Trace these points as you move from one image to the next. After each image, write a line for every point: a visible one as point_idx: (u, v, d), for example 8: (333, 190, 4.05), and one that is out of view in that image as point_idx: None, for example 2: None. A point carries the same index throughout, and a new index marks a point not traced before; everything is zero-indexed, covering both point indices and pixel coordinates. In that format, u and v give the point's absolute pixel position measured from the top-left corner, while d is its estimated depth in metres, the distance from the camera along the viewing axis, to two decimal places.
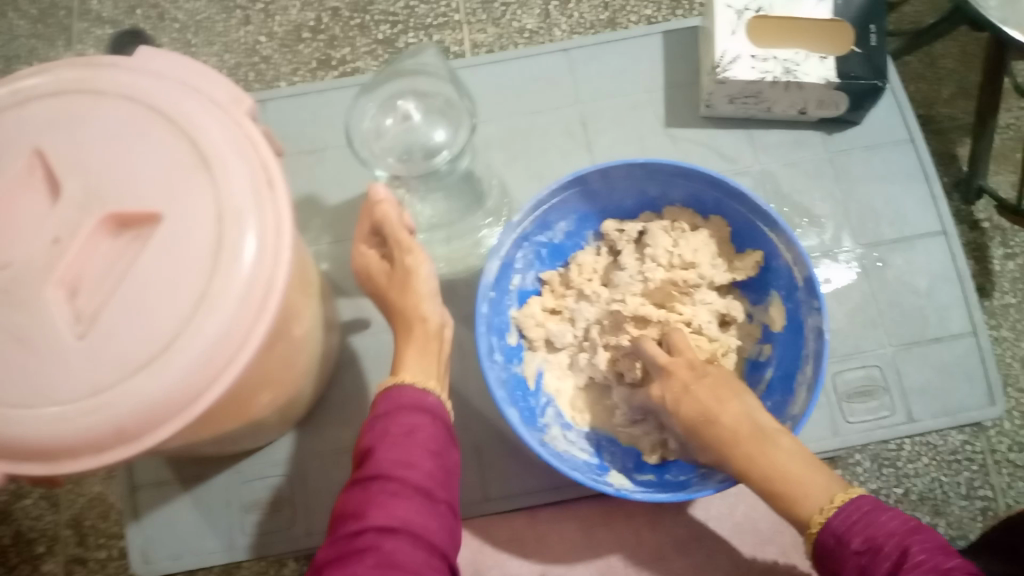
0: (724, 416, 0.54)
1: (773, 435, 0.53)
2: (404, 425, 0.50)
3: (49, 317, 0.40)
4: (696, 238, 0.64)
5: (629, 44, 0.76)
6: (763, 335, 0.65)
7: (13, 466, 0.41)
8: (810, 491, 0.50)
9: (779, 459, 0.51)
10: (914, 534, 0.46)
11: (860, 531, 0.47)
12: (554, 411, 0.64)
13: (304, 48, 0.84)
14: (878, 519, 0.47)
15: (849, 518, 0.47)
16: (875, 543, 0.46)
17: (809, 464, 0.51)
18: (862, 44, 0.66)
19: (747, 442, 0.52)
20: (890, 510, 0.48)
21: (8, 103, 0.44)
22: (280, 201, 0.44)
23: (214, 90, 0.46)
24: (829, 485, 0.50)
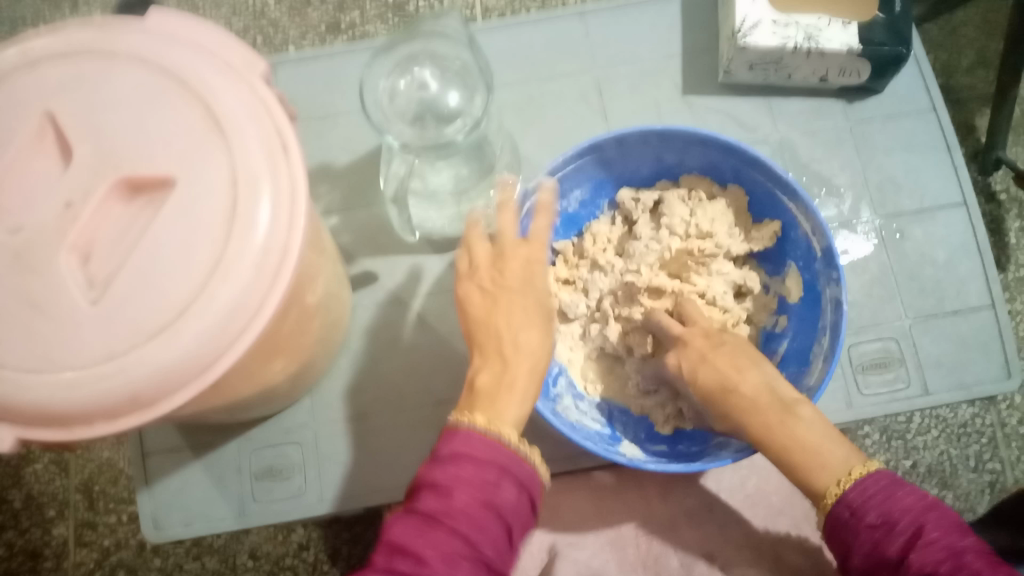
0: (744, 386, 0.53)
1: (792, 407, 0.52)
2: (475, 480, 0.44)
3: (62, 282, 0.40)
4: (714, 208, 0.63)
5: (645, 8, 0.74)
6: (779, 306, 0.64)
7: (26, 431, 0.41)
8: (827, 464, 0.50)
9: (798, 431, 0.51)
10: (930, 513, 0.45)
11: (876, 505, 0.46)
12: (565, 380, 0.63)
13: (312, 11, 0.82)
14: (897, 495, 0.46)
15: (866, 492, 0.47)
16: (891, 519, 0.45)
17: (827, 436, 0.51)
18: (886, 9, 0.64)
19: (765, 412, 0.52)
20: (909, 487, 0.47)
21: (17, 66, 0.44)
22: (295, 167, 0.43)
23: (226, 52, 0.45)
24: (845, 457, 0.50)
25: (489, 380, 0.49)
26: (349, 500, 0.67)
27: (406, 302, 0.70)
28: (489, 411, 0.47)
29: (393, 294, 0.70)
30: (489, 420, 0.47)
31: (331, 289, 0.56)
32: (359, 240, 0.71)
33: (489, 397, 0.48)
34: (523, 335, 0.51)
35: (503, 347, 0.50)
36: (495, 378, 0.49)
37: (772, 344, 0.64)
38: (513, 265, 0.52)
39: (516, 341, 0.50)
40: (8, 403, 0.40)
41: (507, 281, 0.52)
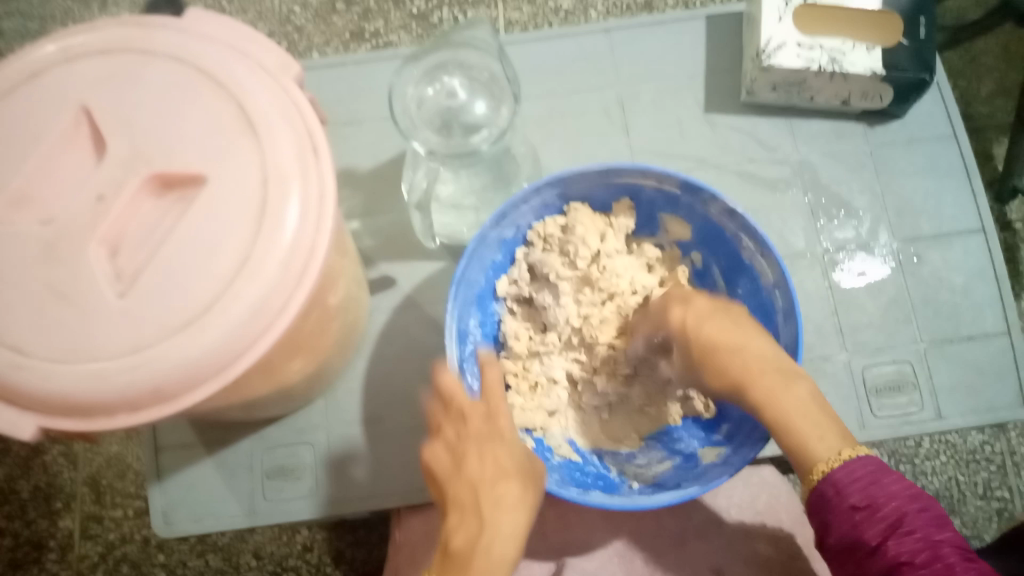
0: (747, 348, 0.49)
1: (794, 374, 0.49)
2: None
3: (92, 274, 0.40)
4: (585, 224, 0.62)
5: (669, 27, 0.75)
6: (684, 249, 0.66)
7: (47, 419, 0.41)
8: (819, 442, 0.46)
9: (793, 401, 0.48)
10: (912, 501, 0.44)
11: (859, 488, 0.44)
12: (609, 458, 0.62)
13: (338, 19, 0.83)
14: (880, 479, 0.44)
15: (854, 474, 0.45)
16: (874, 502, 0.44)
17: (823, 411, 0.48)
18: (911, 36, 0.65)
19: (764, 375, 0.48)
20: (894, 472, 0.45)
21: (55, 59, 0.45)
22: (324, 169, 0.44)
23: (262, 54, 0.46)
24: (839, 437, 0.47)
25: (463, 541, 0.46)
26: (358, 502, 0.67)
27: (422, 308, 0.70)
28: (466, 568, 0.45)
29: (410, 299, 0.70)
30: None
31: (352, 291, 0.57)
32: (378, 245, 0.71)
33: (464, 558, 0.45)
34: (498, 489, 0.49)
35: (479, 506, 0.48)
36: (471, 538, 0.47)
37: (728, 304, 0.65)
38: (469, 420, 0.53)
39: (490, 497, 0.49)
40: (31, 391, 0.40)
41: (471, 437, 0.51)
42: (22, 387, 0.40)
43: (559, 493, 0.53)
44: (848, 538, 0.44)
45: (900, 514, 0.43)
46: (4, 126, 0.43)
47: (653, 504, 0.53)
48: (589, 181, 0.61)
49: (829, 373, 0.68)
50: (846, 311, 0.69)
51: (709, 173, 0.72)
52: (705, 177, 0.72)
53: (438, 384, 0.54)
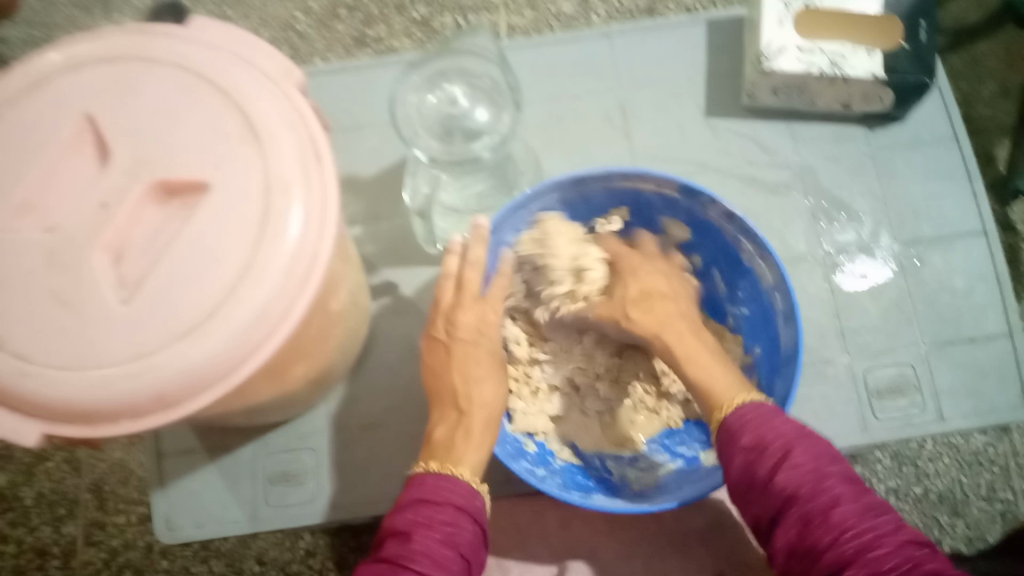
0: (669, 320, 0.56)
1: (706, 345, 0.55)
2: (438, 519, 0.46)
3: (96, 281, 0.41)
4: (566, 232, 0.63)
5: (670, 31, 0.75)
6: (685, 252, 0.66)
7: (52, 426, 0.41)
8: (721, 386, 0.51)
9: (704, 360, 0.53)
10: (801, 439, 0.44)
11: (754, 433, 0.46)
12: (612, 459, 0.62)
13: (340, 25, 0.83)
14: (768, 420, 0.46)
15: (743, 418, 0.47)
16: (763, 442, 0.45)
17: (728, 367, 0.53)
18: (910, 39, 0.65)
19: (681, 339, 0.55)
20: (784, 416, 0.46)
21: (60, 68, 0.45)
22: (327, 176, 0.44)
23: (265, 62, 0.46)
24: (743, 384, 0.51)
25: (447, 433, 0.53)
26: (361, 507, 0.67)
27: (424, 312, 0.70)
28: (446, 458, 0.51)
29: (412, 304, 0.70)
30: (445, 463, 0.50)
31: (354, 295, 0.57)
32: (380, 250, 0.71)
33: (446, 448, 0.52)
34: (479, 387, 0.55)
35: (459, 399, 0.54)
36: (450, 429, 0.53)
37: (728, 306, 0.65)
38: (467, 318, 0.57)
39: (473, 392, 0.55)
40: (35, 398, 0.40)
41: (463, 334, 0.57)
42: (26, 394, 0.40)
43: (561, 497, 0.53)
44: (746, 479, 0.45)
45: (787, 450, 0.44)
46: (10, 135, 0.43)
47: (655, 507, 0.53)
48: (590, 187, 0.61)
49: (830, 375, 0.68)
50: (847, 314, 0.69)
51: (710, 177, 0.72)
52: (706, 181, 0.72)
53: (449, 267, 0.58)
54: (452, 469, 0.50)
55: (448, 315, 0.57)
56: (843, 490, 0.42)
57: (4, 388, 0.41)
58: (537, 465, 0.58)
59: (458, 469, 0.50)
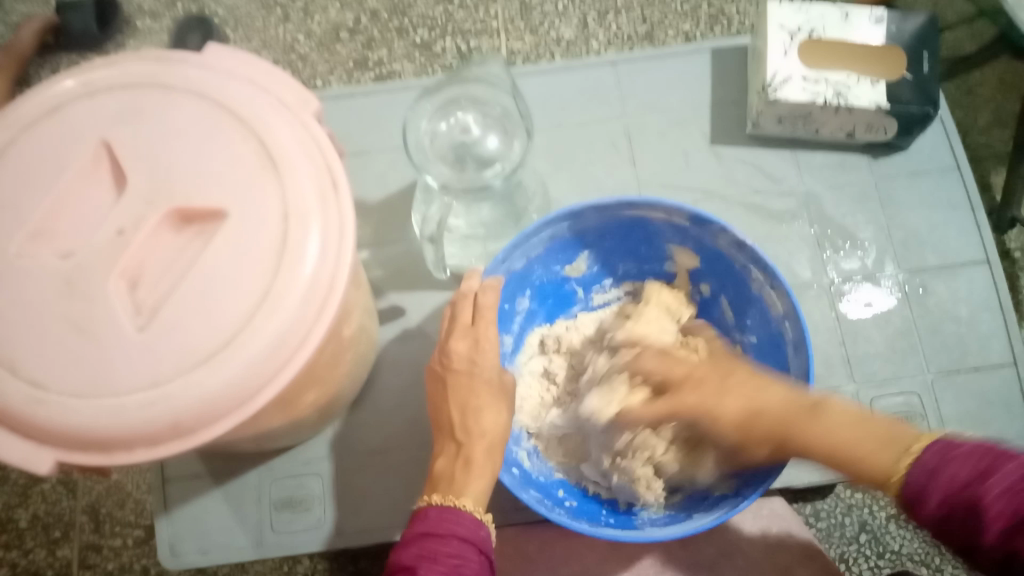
0: (757, 402, 0.49)
1: (812, 402, 0.48)
2: (443, 552, 0.46)
3: (112, 308, 0.40)
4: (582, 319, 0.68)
5: (674, 60, 0.76)
6: (693, 279, 0.67)
7: (64, 455, 0.41)
8: (874, 458, 0.43)
9: (836, 434, 0.45)
10: (931, 477, 0.40)
11: (909, 494, 0.41)
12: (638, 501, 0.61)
13: (341, 47, 0.84)
14: (904, 470, 0.42)
15: (925, 474, 0.41)
16: (937, 502, 0.40)
17: (824, 409, 0.46)
18: (914, 70, 0.66)
19: (790, 419, 0.47)
20: (914, 456, 0.42)
21: (76, 94, 0.45)
22: (344, 205, 0.44)
23: (282, 90, 0.46)
24: (896, 436, 0.43)
25: (447, 465, 0.53)
26: (367, 533, 0.67)
27: (430, 338, 0.70)
28: (447, 491, 0.51)
29: (418, 330, 0.70)
30: (446, 495, 0.50)
31: (365, 321, 0.57)
32: (388, 275, 0.71)
33: (447, 480, 0.52)
34: (478, 415, 0.54)
35: (455, 431, 0.54)
36: (452, 460, 0.53)
37: (735, 335, 0.65)
38: (460, 352, 0.56)
39: (471, 422, 0.54)
40: (48, 427, 0.40)
41: (458, 364, 0.56)
42: (40, 422, 0.40)
43: (571, 527, 0.53)
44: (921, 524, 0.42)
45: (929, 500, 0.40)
46: (24, 161, 0.43)
47: (661, 535, 0.53)
48: (602, 214, 0.62)
49: None
50: (853, 341, 0.69)
51: (716, 205, 0.73)
52: (712, 208, 0.73)
53: (453, 304, 0.57)
54: (454, 501, 0.49)
55: (442, 346, 0.57)
56: (998, 509, 0.38)
57: (17, 416, 0.40)
58: (545, 496, 0.58)
59: (460, 500, 0.49)
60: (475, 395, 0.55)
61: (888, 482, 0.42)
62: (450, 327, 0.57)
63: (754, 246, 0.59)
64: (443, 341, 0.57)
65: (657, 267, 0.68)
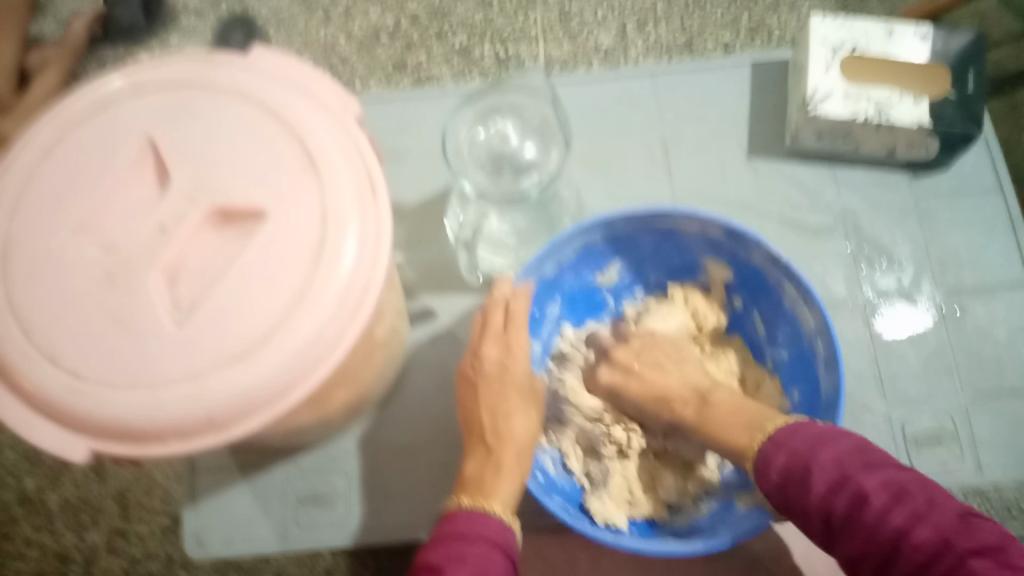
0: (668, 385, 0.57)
1: (705, 394, 0.55)
2: (471, 553, 0.46)
3: (151, 303, 0.41)
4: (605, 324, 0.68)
5: (714, 71, 0.76)
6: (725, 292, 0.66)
7: (100, 445, 0.42)
8: (736, 436, 0.49)
9: (719, 420, 0.51)
10: (817, 448, 0.43)
11: (777, 459, 0.45)
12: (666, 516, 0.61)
13: (381, 51, 0.84)
14: (784, 441, 0.45)
15: (785, 452, 0.45)
16: (789, 474, 0.44)
17: (733, 401, 0.53)
18: (958, 90, 0.66)
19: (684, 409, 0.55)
20: (805, 432, 0.45)
21: (125, 92, 0.46)
22: (382, 209, 0.45)
23: (324, 93, 0.47)
24: (758, 422, 0.49)
25: (477, 468, 0.53)
26: (390, 532, 0.67)
27: (459, 341, 0.70)
28: (477, 492, 0.51)
29: (447, 333, 0.71)
30: (475, 499, 0.50)
31: (397, 324, 0.57)
32: (419, 277, 0.72)
33: (476, 483, 0.52)
34: (508, 421, 0.55)
35: (486, 434, 0.54)
36: (482, 464, 0.53)
37: (767, 350, 0.65)
38: (491, 357, 0.56)
39: (501, 425, 0.54)
40: (86, 417, 0.41)
41: (489, 368, 0.56)
42: (78, 413, 0.41)
43: (595, 537, 0.53)
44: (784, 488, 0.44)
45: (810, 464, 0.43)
46: (73, 155, 0.44)
47: (690, 550, 0.53)
48: (637, 223, 0.62)
49: (868, 424, 0.67)
50: (886, 361, 0.69)
51: (751, 218, 0.72)
52: (747, 222, 0.72)
53: (485, 310, 0.58)
54: (483, 505, 0.49)
55: (474, 350, 0.57)
56: (867, 480, 0.41)
57: (56, 405, 0.41)
58: (568, 502, 0.59)
59: (489, 504, 0.50)
60: (503, 401, 0.55)
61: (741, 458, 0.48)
62: (482, 332, 0.57)
63: (789, 261, 0.58)
64: (475, 347, 0.57)
65: (689, 278, 0.67)
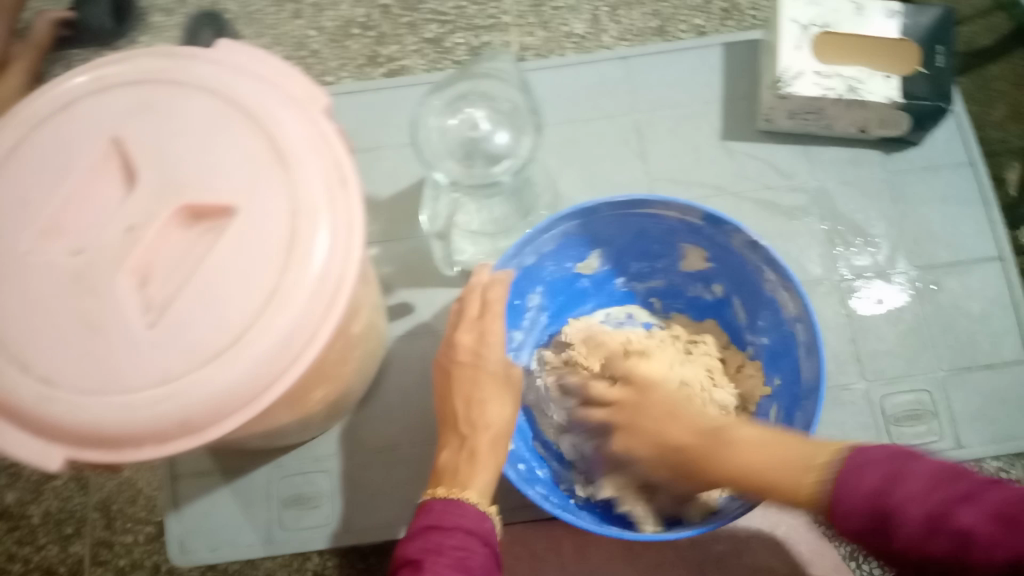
0: (670, 433, 0.51)
1: (720, 430, 0.48)
2: (448, 544, 0.45)
3: (121, 303, 0.41)
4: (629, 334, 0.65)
5: (686, 54, 0.76)
6: (706, 279, 0.67)
7: (74, 451, 0.41)
8: (784, 478, 0.43)
9: (740, 458, 0.46)
10: (851, 478, 0.40)
11: (860, 491, 0.39)
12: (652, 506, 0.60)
13: (352, 43, 0.84)
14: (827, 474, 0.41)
15: (846, 487, 0.40)
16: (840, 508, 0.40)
17: (678, 420, 0.51)
18: (928, 65, 0.65)
19: (703, 443, 0.48)
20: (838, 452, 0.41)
21: (87, 90, 0.45)
22: (353, 200, 0.44)
23: (291, 86, 0.46)
24: (796, 452, 0.44)
25: (452, 457, 0.53)
26: (376, 531, 0.67)
27: (438, 335, 0.70)
28: (453, 482, 0.51)
29: (427, 327, 0.70)
30: (451, 488, 0.50)
31: (374, 318, 0.57)
32: (397, 272, 0.71)
33: (451, 472, 0.52)
34: (482, 408, 0.54)
35: (461, 423, 0.54)
36: (456, 452, 0.53)
37: (749, 336, 0.65)
38: (466, 345, 0.55)
39: (475, 414, 0.54)
40: (59, 424, 0.40)
41: (463, 357, 0.55)
42: (51, 419, 0.40)
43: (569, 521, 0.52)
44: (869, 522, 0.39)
45: (891, 505, 0.38)
46: (36, 158, 0.43)
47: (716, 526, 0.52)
48: (615, 213, 0.62)
49: (847, 401, 0.68)
50: (865, 339, 0.69)
51: (727, 200, 0.72)
52: (723, 205, 0.72)
53: (463, 300, 0.57)
54: (459, 494, 0.49)
55: (449, 338, 0.57)
56: (915, 510, 0.38)
57: (27, 412, 0.40)
58: (549, 493, 0.58)
59: (465, 493, 0.49)
60: (481, 391, 0.54)
61: (797, 491, 0.42)
62: (459, 322, 0.57)
63: (768, 247, 0.58)
64: (448, 339, 0.57)
65: (671, 265, 0.67)
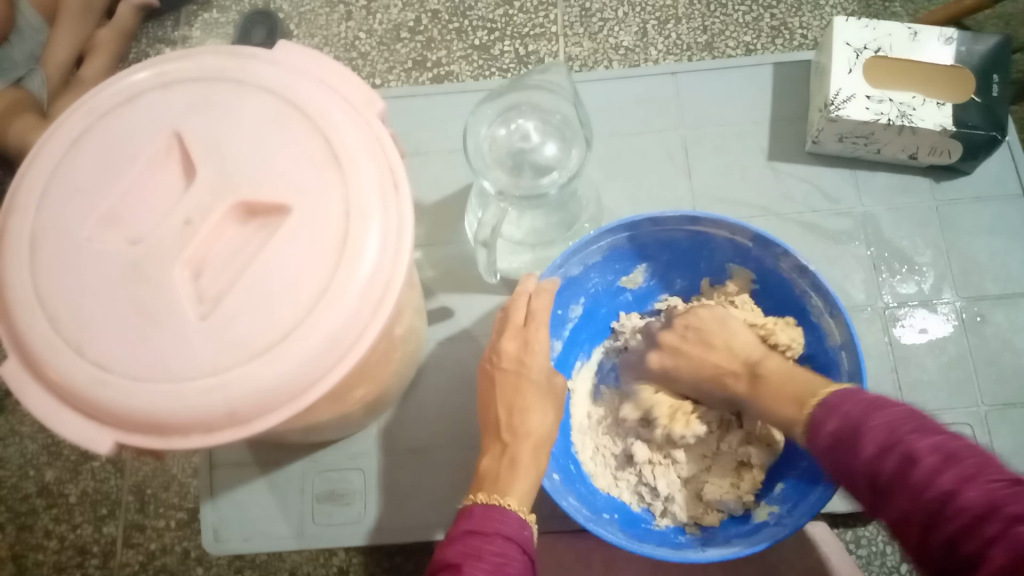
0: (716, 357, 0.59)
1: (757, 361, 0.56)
2: (488, 550, 0.46)
3: (176, 294, 0.42)
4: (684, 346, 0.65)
5: (736, 73, 0.76)
6: None
7: (124, 436, 0.42)
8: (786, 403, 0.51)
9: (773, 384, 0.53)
10: (876, 412, 0.43)
11: (866, 429, 0.43)
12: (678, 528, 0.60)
13: (401, 47, 0.85)
14: (847, 406, 0.46)
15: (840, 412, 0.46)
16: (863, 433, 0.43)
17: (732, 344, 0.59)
18: (983, 94, 0.65)
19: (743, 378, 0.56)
20: (885, 402, 0.44)
21: (150, 87, 0.47)
22: (404, 207, 0.45)
23: (348, 90, 0.47)
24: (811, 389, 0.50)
25: (493, 463, 0.53)
26: (407, 532, 0.67)
27: (478, 341, 0.70)
28: (493, 489, 0.51)
29: (466, 332, 0.71)
30: (491, 494, 0.50)
31: (415, 322, 0.57)
32: (439, 277, 0.72)
33: (492, 479, 0.52)
34: (524, 416, 0.54)
35: (502, 431, 0.54)
36: (496, 458, 0.53)
37: None
38: (509, 352, 0.56)
39: (517, 421, 0.54)
40: (110, 409, 0.41)
41: (507, 363, 0.56)
42: (103, 404, 0.41)
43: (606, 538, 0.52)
44: (847, 476, 0.44)
45: (866, 425, 0.43)
46: (100, 148, 0.45)
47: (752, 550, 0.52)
48: (661, 228, 0.62)
49: None
50: (906, 368, 0.68)
51: (772, 221, 0.72)
52: (767, 225, 0.72)
53: (507, 309, 0.58)
54: (499, 499, 0.49)
55: (494, 345, 0.57)
56: (921, 443, 0.40)
57: (81, 395, 0.42)
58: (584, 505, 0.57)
59: (505, 500, 0.49)
60: (522, 400, 0.55)
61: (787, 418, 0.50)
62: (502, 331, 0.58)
63: (814, 271, 0.58)
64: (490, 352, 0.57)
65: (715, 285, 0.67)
